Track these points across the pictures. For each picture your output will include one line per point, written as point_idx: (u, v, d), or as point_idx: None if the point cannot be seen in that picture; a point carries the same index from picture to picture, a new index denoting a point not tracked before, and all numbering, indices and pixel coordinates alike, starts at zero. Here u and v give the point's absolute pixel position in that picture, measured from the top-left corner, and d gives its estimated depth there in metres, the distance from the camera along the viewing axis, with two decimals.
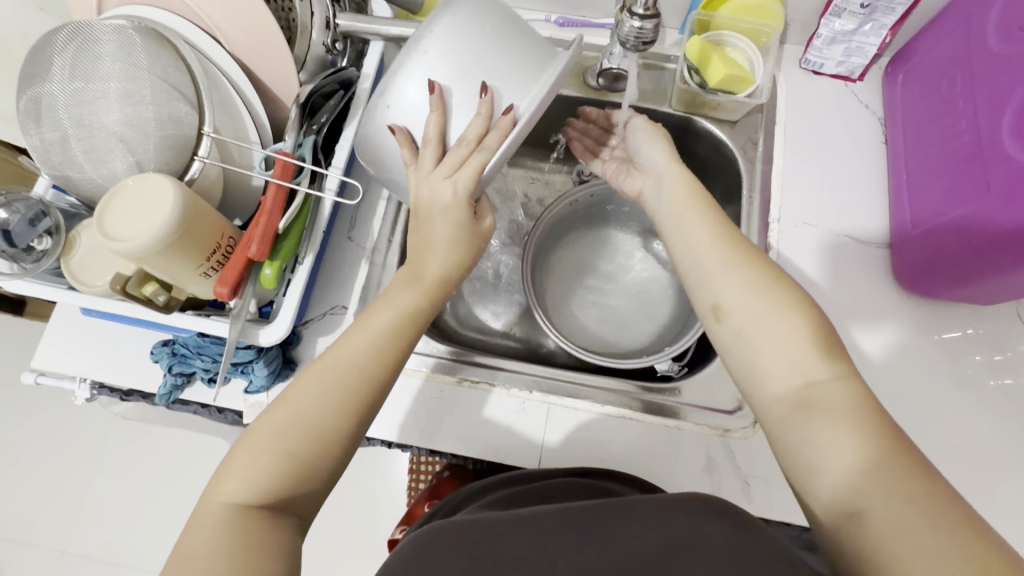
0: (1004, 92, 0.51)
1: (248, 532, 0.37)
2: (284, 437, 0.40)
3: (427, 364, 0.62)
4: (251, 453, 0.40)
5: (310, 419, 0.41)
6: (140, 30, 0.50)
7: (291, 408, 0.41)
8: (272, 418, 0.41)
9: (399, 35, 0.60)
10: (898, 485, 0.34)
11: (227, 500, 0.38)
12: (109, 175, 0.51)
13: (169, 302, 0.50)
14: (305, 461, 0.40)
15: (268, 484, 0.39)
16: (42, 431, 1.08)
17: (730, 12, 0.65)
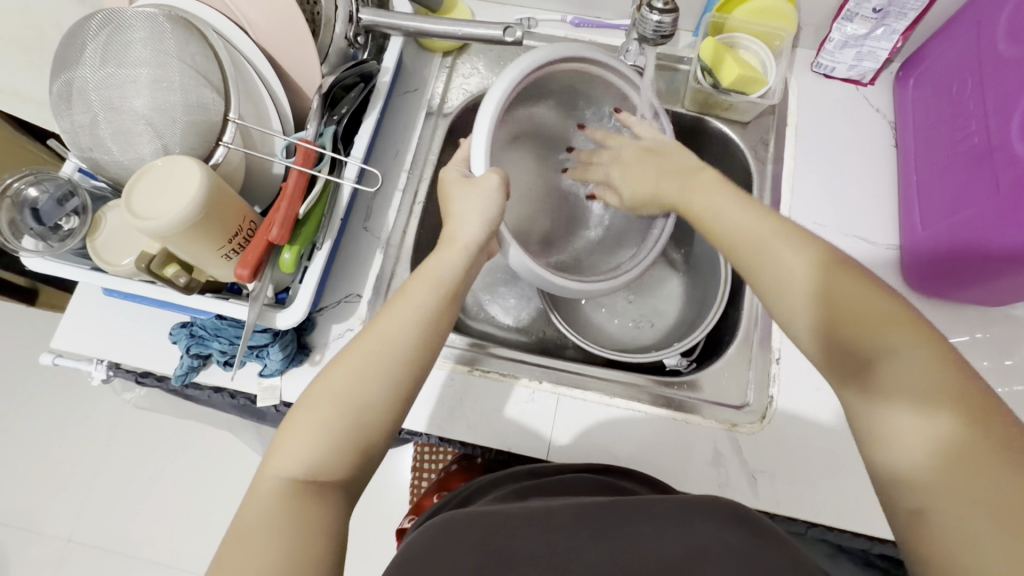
0: (1014, 94, 0.52)
1: (297, 504, 0.40)
2: (330, 410, 0.43)
3: (448, 356, 0.63)
4: (309, 426, 0.43)
5: (362, 395, 0.44)
6: (170, 18, 0.51)
7: (346, 383, 0.44)
8: (328, 392, 0.44)
9: (417, 30, 0.63)
10: (971, 475, 0.33)
11: (281, 472, 0.42)
12: (135, 158, 0.52)
13: (189, 284, 0.51)
14: (362, 430, 0.44)
15: (316, 454, 0.42)
16: (52, 416, 1.10)
17: (744, 15, 0.66)
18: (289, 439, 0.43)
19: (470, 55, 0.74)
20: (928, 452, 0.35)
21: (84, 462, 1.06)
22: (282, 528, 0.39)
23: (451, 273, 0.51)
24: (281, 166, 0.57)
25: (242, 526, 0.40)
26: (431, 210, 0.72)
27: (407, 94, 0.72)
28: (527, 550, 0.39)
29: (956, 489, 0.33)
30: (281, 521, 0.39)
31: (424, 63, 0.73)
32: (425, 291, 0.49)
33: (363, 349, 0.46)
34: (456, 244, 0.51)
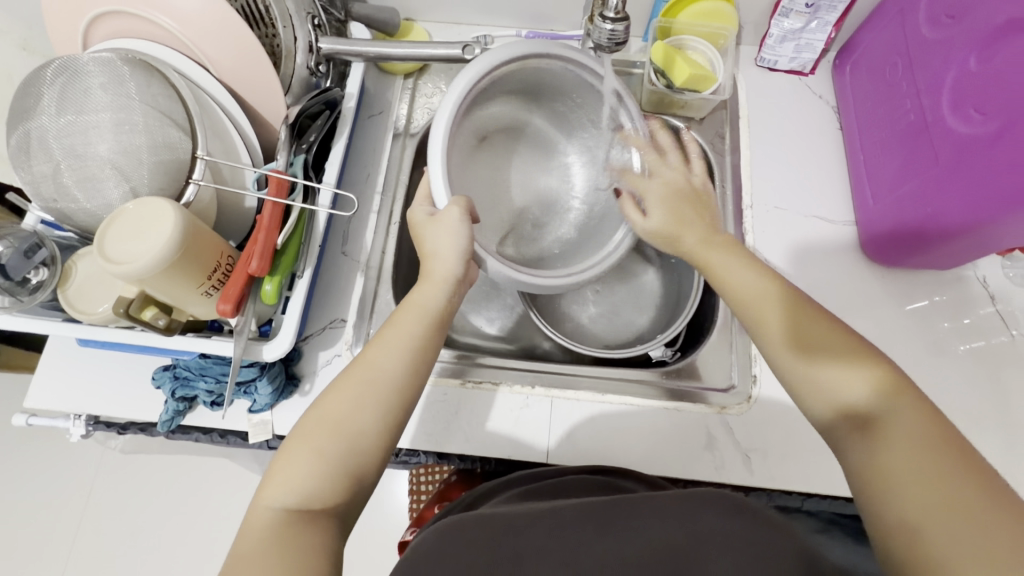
0: (941, 72, 0.56)
1: (292, 537, 0.40)
2: (319, 442, 0.44)
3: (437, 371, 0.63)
4: (303, 460, 0.43)
5: (353, 426, 0.44)
6: (128, 61, 0.51)
7: (339, 409, 0.45)
8: (320, 422, 0.44)
9: (378, 55, 0.64)
10: (932, 469, 0.38)
11: (274, 504, 0.42)
12: (104, 204, 0.51)
13: (169, 325, 0.51)
14: (351, 459, 0.44)
15: (306, 490, 0.42)
16: (21, 481, 1.03)
17: (688, 18, 0.70)
18: (282, 470, 0.43)
19: (431, 75, 0.76)
20: (885, 447, 0.40)
21: (60, 529, 1.00)
22: (274, 561, 0.39)
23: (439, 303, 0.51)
24: (253, 199, 0.57)
25: (238, 558, 0.40)
26: (407, 229, 0.72)
27: (373, 117, 0.73)
28: (534, 546, 0.40)
29: (917, 477, 0.38)
30: (278, 552, 0.39)
31: (386, 86, 0.74)
32: (413, 321, 0.50)
33: (352, 381, 0.46)
34: (436, 275, 0.51)
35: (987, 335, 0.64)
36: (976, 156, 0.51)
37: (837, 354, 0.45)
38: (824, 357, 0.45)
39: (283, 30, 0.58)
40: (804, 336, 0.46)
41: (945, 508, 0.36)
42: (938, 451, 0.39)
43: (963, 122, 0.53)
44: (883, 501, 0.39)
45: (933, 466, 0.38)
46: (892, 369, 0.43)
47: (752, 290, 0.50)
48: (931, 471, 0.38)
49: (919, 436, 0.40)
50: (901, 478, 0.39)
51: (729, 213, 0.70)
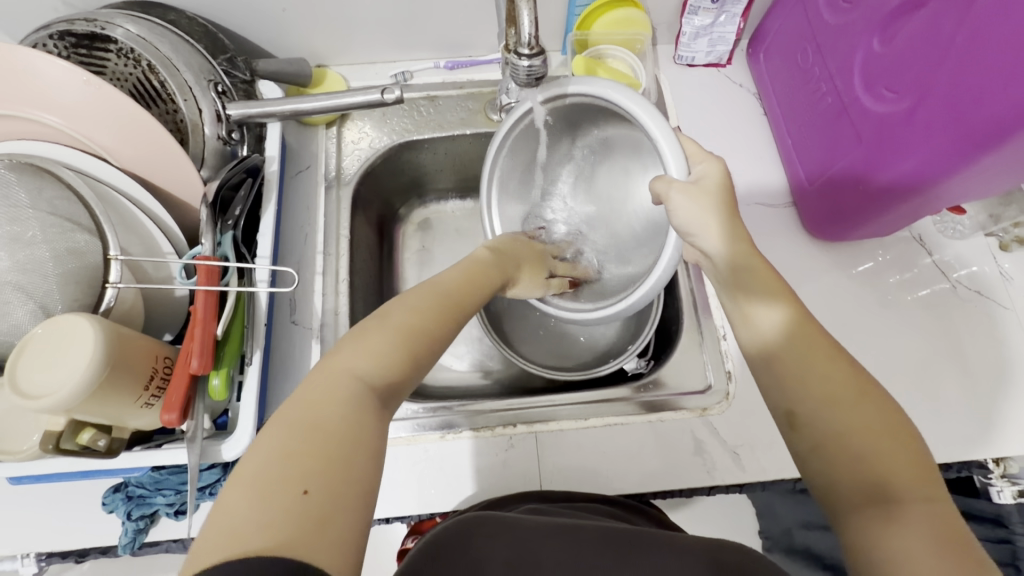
0: (850, 54, 0.58)
1: (364, 409, 0.38)
2: (413, 321, 0.44)
3: (408, 429, 0.60)
4: (379, 339, 0.42)
5: (432, 330, 0.45)
6: (13, 167, 0.47)
7: (425, 308, 0.46)
8: (402, 314, 0.44)
9: (293, 112, 0.61)
10: (937, 557, 0.35)
11: (360, 377, 0.39)
12: (11, 328, 0.46)
13: (112, 445, 0.46)
14: (426, 344, 0.44)
15: (387, 359, 0.41)
16: None
17: (602, 28, 0.70)
18: (357, 346, 0.41)
19: (354, 121, 0.73)
20: (884, 521, 0.38)
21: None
22: (353, 431, 0.36)
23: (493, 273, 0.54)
24: (184, 289, 0.53)
25: (299, 424, 0.35)
26: (356, 282, 0.69)
27: (301, 174, 0.69)
28: (553, 560, 0.41)
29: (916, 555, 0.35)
30: (358, 426, 0.37)
31: (309, 139, 0.71)
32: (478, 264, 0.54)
33: (428, 293, 0.47)
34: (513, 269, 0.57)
35: (931, 287, 0.67)
36: (897, 133, 0.53)
37: (862, 419, 0.41)
38: (837, 420, 0.42)
39: (184, 104, 0.54)
40: (824, 400, 0.43)
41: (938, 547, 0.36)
42: (943, 541, 0.36)
43: (879, 101, 0.55)
44: (870, 527, 0.38)
45: (934, 553, 0.35)
46: (920, 457, 0.40)
47: (779, 336, 0.47)
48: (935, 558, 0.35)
49: (931, 526, 0.37)
50: (897, 551, 0.36)
51: None
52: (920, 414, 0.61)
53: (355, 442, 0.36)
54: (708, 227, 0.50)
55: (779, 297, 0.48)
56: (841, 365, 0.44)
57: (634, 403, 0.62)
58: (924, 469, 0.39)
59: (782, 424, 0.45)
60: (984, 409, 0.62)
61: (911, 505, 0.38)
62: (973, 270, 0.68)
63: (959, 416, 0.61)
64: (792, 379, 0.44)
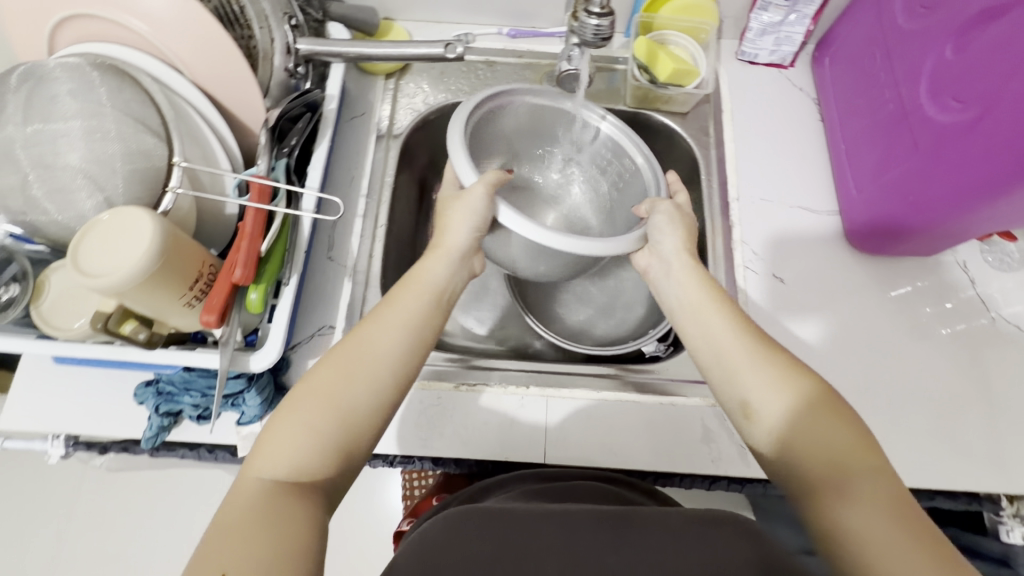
0: (919, 62, 0.57)
1: (280, 504, 0.38)
2: (322, 403, 0.43)
3: (419, 374, 0.62)
4: (302, 431, 0.42)
5: (347, 401, 0.44)
6: (98, 67, 0.49)
7: (335, 377, 0.44)
8: (316, 393, 0.44)
9: (358, 55, 0.63)
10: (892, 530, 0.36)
11: (263, 473, 0.40)
12: (77, 215, 0.49)
13: (152, 338, 0.49)
14: (354, 420, 0.44)
15: (304, 447, 0.41)
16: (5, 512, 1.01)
17: (669, 13, 0.70)
18: (271, 441, 0.42)
19: (413, 75, 0.75)
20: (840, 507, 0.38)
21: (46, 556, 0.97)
22: (263, 524, 0.37)
23: (440, 282, 0.53)
24: (234, 205, 0.55)
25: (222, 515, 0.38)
26: (393, 231, 0.71)
27: (355, 120, 0.72)
28: (546, 545, 0.40)
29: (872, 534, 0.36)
30: (263, 515, 0.38)
31: (367, 87, 0.73)
32: (413, 295, 0.51)
33: (352, 355, 0.46)
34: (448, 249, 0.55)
35: (969, 318, 0.66)
36: (957, 143, 0.52)
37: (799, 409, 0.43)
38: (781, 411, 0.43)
39: (260, 31, 0.56)
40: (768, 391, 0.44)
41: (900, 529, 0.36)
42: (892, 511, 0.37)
43: (942, 111, 0.54)
44: (839, 518, 0.38)
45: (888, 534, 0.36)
46: (861, 432, 0.41)
47: (727, 346, 0.48)
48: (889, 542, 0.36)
49: (875, 497, 0.38)
50: (857, 534, 0.37)
51: (716, 208, 0.70)
52: (941, 442, 0.60)
53: (276, 537, 0.36)
54: (671, 231, 0.56)
55: (729, 321, 0.50)
56: (777, 359, 0.46)
57: (648, 383, 0.63)
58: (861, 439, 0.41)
59: (739, 419, 0.46)
60: (1009, 447, 0.60)
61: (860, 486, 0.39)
62: (1016, 308, 0.66)
63: (982, 451, 0.59)
64: (751, 391, 0.45)
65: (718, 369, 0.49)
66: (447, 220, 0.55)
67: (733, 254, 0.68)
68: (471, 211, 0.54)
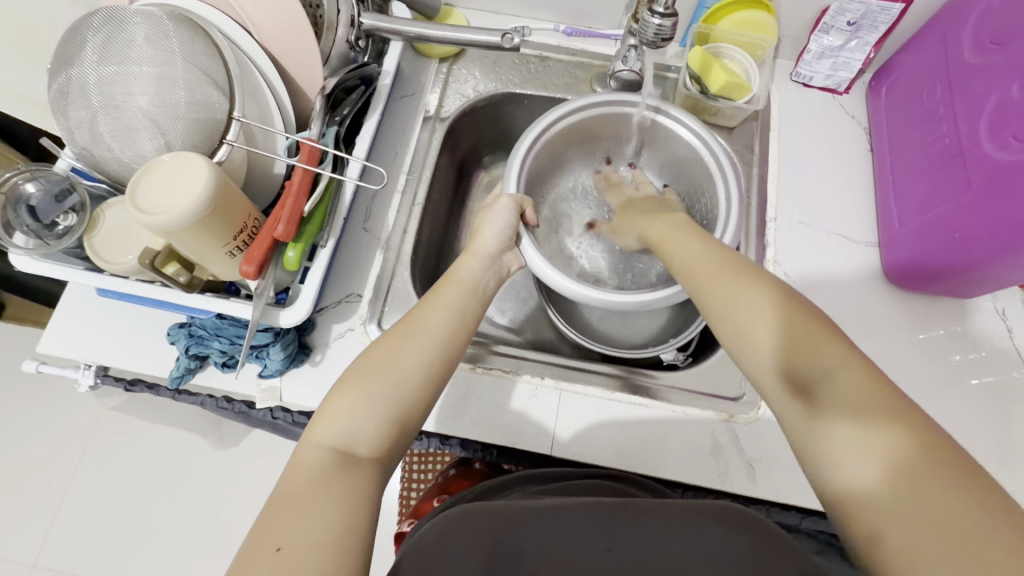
0: (981, 98, 0.56)
1: (333, 476, 0.40)
2: (367, 383, 0.45)
3: None
4: (352, 412, 0.43)
5: (398, 374, 0.45)
6: (173, 17, 0.51)
7: (383, 357, 0.46)
8: (367, 371, 0.45)
9: (418, 35, 0.64)
10: (949, 492, 0.33)
11: (324, 441, 0.42)
12: (137, 156, 0.51)
13: (191, 282, 0.51)
14: (403, 403, 0.45)
15: (353, 426, 0.43)
16: (36, 434, 1.07)
17: (729, 26, 0.70)
18: (332, 412, 0.43)
19: (466, 61, 0.76)
20: (878, 489, 0.35)
21: (78, 480, 1.04)
22: (320, 501, 0.38)
23: (475, 277, 0.55)
24: (282, 164, 0.57)
25: (279, 493, 0.39)
26: (429, 211, 0.72)
27: (405, 99, 0.73)
28: (536, 546, 0.40)
29: (921, 495, 0.34)
30: (325, 491, 0.39)
31: (421, 69, 0.75)
32: (454, 290, 0.53)
33: (404, 335, 0.48)
34: (481, 250, 0.56)
35: (1001, 370, 0.63)
36: (1012, 183, 0.51)
37: (854, 398, 0.39)
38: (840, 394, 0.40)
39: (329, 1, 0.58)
40: (826, 378, 0.41)
41: (934, 523, 0.33)
42: (947, 472, 0.34)
43: (1001, 149, 0.53)
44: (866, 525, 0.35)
45: (934, 522, 0.33)
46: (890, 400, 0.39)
47: (768, 330, 0.45)
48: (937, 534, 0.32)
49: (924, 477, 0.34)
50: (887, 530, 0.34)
51: (753, 224, 0.70)
52: None
53: (319, 512, 0.37)
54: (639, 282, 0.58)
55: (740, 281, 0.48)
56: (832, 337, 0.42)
57: (662, 391, 0.62)
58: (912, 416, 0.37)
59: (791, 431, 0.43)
60: None
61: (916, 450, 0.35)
62: None
63: None
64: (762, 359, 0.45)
65: (757, 362, 0.45)
66: (478, 227, 0.58)
67: None
68: (498, 221, 0.57)
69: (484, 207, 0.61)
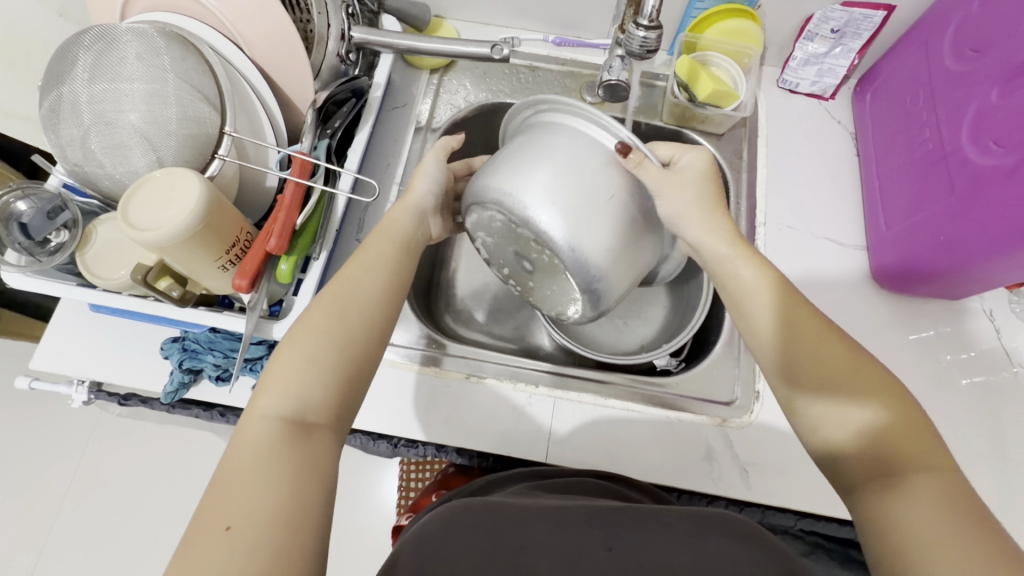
0: (962, 103, 0.57)
1: (283, 446, 0.40)
2: (311, 350, 0.44)
3: (411, 359, 0.63)
4: (295, 377, 0.43)
5: (342, 339, 0.45)
6: (164, 34, 0.52)
7: (325, 321, 0.45)
8: (312, 335, 0.45)
9: (407, 48, 0.65)
10: (942, 514, 0.36)
11: (269, 412, 0.41)
12: (130, 172, 0.52)
13: (184, 296, 0.51)
14: (348, 367, 0.45)
15: (298, 393, 0.42)
16: (29, 450, 1.06)
17: (714, 35, 0.71)
18: (273, 381, 0.42)
19: (457, 72, 0.77)
20: (886, 483, 0.39)
21: (71, 495, 1.03)
22: (274, 475, 0.38)
23: (407, 230, 0.55)
24: (274, 178, 0.57)
25: (224, 471, 0.39)
26: None
27: (396, 109, 0.74)
28: (539, 543, 0.40)
29: (912, 488, 0.38)
30: (276, 461, 0.39)
31: (411, 80, 0.75)
32: (388, 244, 0.53)
33: (338, 298, 0.47)
34: (414, 208, 0.56)
35: (990, 370, 0.64)
36: (994, 187, 0.52)
37: (855, 395, 0.43)
38: (838, 376, 0.44)
39: (318, 15, 0.58)
40: (826, 372, 0.44)
41: (941, 518, 0.36)
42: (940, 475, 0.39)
43: (983, 155, 0.54)
44: (881, 516, 0.39)
45: (944, 518, 0.36)
46: (899, 397, 0.42)
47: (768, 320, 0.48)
48: (943, 525, 0.36)
49: (933, 483, 0.38)
50: (910, 529, 0.37)
51: (743, 229, 0.70)
52: None
53: (269, 484, 0.38)
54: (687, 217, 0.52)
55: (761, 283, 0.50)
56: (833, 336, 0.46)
57: (654, 395, 0.63)
58: (895, 399, 0.42)
59: (784, 412, 0.47)
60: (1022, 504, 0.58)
61: (906, 424, 0.41)
62: None
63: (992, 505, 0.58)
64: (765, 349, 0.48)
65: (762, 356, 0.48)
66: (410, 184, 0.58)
67: None
68: (429, 176, 0.57)
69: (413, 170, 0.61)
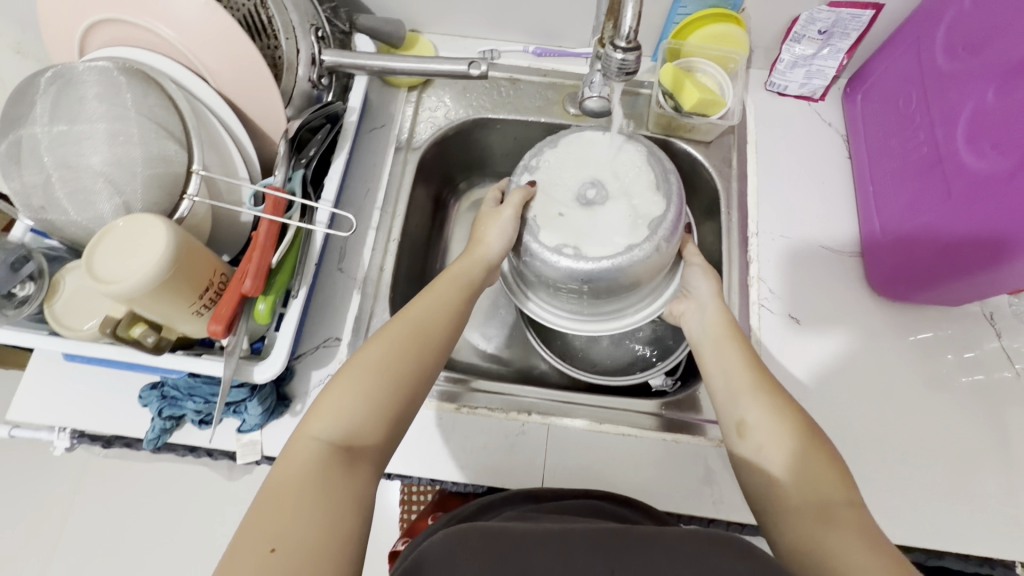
0: (957, 105, 0.55)
1: (330, 472, 0.39)
2: (371, 377, 0.44)
3: (432, 395, 0.61)
4: (351, 402, 0.42)
5: (400, 371, 0.45)
6: (125, 70, 0.50)
7: (393, 353, 0.46)
8: (375, 364, 0.45)
9: (382, 68, 0.63)
10: (857, 542, 0.39)
11: (321, 435, 0.41)
12: (96, 217, 0.50)
13: (158, 343, 0.49)
14: (403, 400, 0.44)
15: (353, 421, 0.42)
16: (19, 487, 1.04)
17: (697, 41, 0.69)
18: (331, 403, 0.42)
19: (435, 89, 0.75)
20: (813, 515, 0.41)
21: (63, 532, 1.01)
22: (317, 501, 0.37)
23: (472, 278, 0.55)
24: (249, 214, 0.55)
25: (271, 491, 0.38)
26: (406, 245, 0.71)
27: (375, 131, 0.72)
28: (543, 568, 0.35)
29: (832, 522, 0.40)
30: (319, 487, 0.38)
31: (389, 99, 0.73)
32: (450, 285, 0.53)
33: (408, 333, 0.47)
34: (478, 253, 0.56)
35: (991, 371, 0.63)
36: (993, 192, 0.50)
37: (786, 437, 0.45)
38: (769, 420, 0.46)
39: (286, 41, 0.56)
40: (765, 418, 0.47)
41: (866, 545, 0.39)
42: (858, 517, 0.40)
43: (979, 159, 0.52)
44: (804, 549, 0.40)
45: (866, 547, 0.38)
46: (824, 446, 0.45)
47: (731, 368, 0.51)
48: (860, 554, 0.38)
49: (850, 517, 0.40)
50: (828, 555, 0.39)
51: (735, 239, 0.69)
52: (953, 496, 0.58)
53: (308, 504, 0.37)
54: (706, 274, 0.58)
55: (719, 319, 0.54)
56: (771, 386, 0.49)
57: (652, 418, 0.61)
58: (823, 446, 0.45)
59: (732, 433, 0.48)
60: None
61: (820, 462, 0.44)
62: None
63: (997, 513, 0.57)
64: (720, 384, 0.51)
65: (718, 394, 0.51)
66: (482, 233, 0.57)
67: (749, 290, 0.66)
68: (502, 232, 0.56)
69: (486, 213, 0.59)
